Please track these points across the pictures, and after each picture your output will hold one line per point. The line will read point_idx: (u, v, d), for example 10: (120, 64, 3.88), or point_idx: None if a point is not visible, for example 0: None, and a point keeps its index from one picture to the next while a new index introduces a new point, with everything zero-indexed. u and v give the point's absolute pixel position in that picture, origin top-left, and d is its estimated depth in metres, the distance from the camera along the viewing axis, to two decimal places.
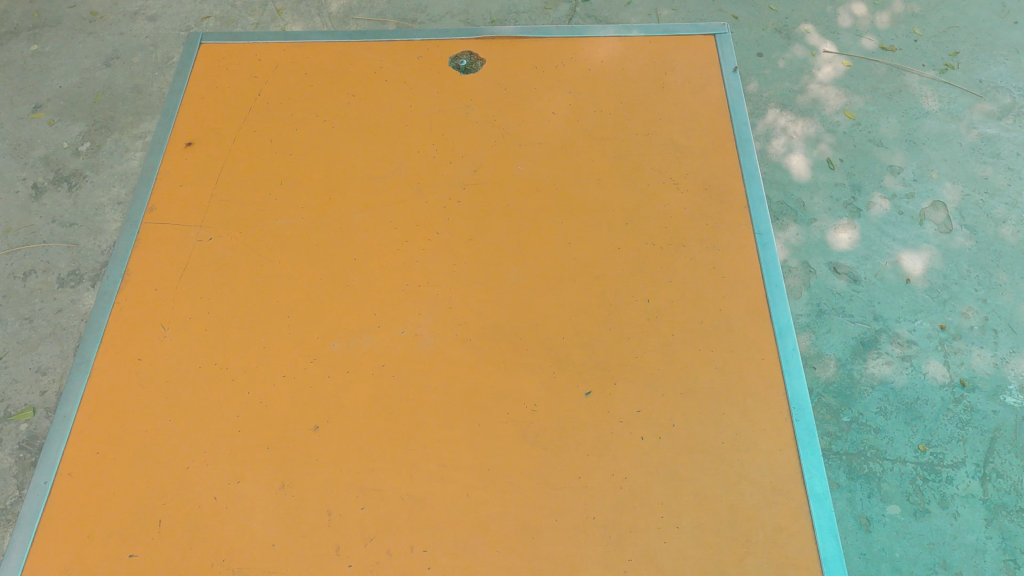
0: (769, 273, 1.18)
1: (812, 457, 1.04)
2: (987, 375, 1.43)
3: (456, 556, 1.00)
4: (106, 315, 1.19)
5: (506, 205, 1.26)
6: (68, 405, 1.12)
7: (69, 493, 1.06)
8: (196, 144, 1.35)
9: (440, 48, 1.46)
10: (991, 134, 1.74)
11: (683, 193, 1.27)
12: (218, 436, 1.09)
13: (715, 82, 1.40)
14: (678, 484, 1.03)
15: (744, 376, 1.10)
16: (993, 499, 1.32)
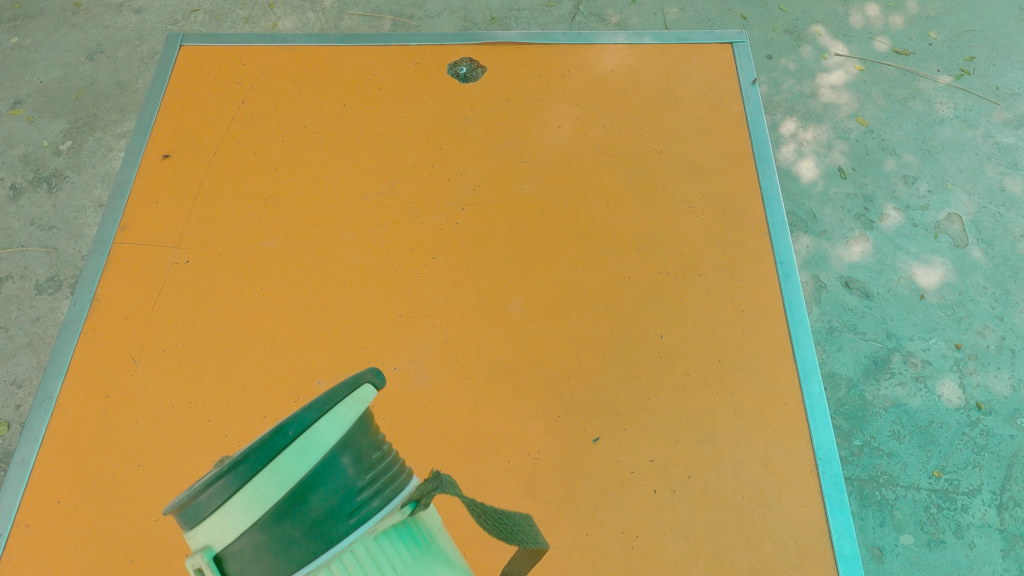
0: (792, 307, 1.09)
1: (840, 514, 0.95)
2: (1004, 399, 1.46)
3: None
4: (73, 347, 1.10)
5: (508, 226, 1.17)
6: (29, 446, 1.03)
7: (25, 547, 0.97)
8: (174, 156, 1.26)
9: (438, 53, 1.37)
10: (1008, 144, 1.76)
11: (699, 217, 1.18)
12: (192, 484, 1.00)
13: (732, 95, 1.30)
14: (694, 544, 0.94)
15: (767, 423, 1.01)
16: (1010, 529, 1.34)
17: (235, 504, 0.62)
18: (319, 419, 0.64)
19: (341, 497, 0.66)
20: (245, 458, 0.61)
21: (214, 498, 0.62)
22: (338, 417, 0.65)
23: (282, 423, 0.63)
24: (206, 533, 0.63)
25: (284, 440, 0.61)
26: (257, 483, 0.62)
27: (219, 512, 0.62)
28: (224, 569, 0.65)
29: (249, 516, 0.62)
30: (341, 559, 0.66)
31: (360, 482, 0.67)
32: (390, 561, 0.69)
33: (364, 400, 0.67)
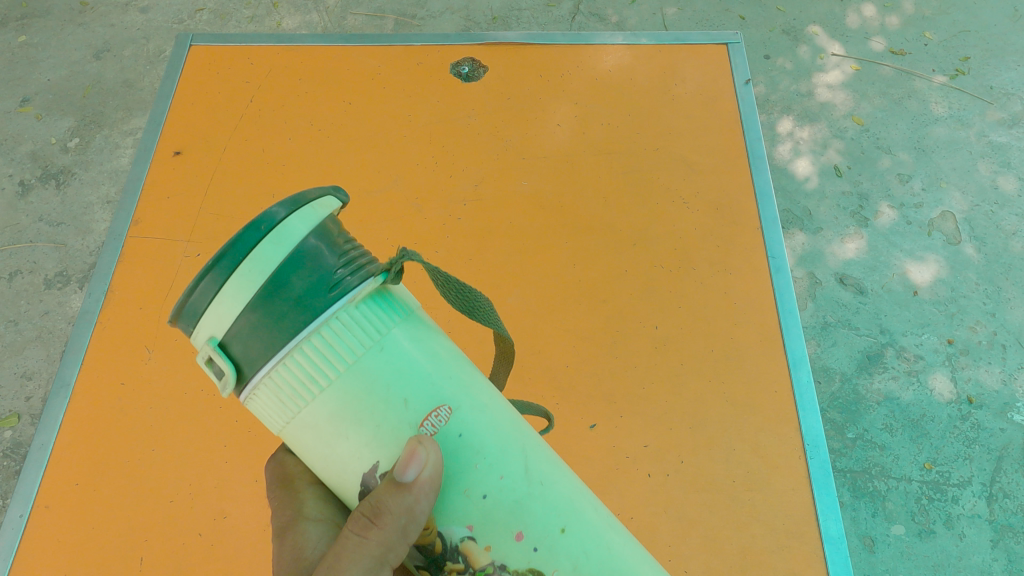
0: (782, 300, 1.13)
1: (827, 497, 1.00)
2: (995, 393, 1.50)
3: None
4: (89, 337, 1.14)
5: (509, 221, 1.21)
6: (47, 432, 1.07)
7: (44, 528, 1.01)
8: (184, 153, 1.29)
9: (441, 54, 1.40)
10: (1002, 143, 1.80)
11: (693, 212, 1.22)
12: (204, 468, 1.05)
13: (726, 94, 1.34)
14: (687, 526, 0.98)
15: (758, 411, 1.05)
16: (999, 519, 1.38)
17: (227, 295, 0.60)
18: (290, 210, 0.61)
19: (323, 275, 0.61)
20: (227, 251, 0.59)
21: (206, 291, 0.60)
22: (311, 212, 0.62)
23: (257, 218, 0.60)
24: (208, 329, 0.61)
25: (256, 233, 0.59)
26: (243, 270, 0.59)
27: (213, 308, 0.61)
28: (227, 366, 0.62)
29: (240, 300, 0.59)
30: (322, 326, 0.61)
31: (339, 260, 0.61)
32: (375, 326, 0.64)
33: (328, 208, 0.65)
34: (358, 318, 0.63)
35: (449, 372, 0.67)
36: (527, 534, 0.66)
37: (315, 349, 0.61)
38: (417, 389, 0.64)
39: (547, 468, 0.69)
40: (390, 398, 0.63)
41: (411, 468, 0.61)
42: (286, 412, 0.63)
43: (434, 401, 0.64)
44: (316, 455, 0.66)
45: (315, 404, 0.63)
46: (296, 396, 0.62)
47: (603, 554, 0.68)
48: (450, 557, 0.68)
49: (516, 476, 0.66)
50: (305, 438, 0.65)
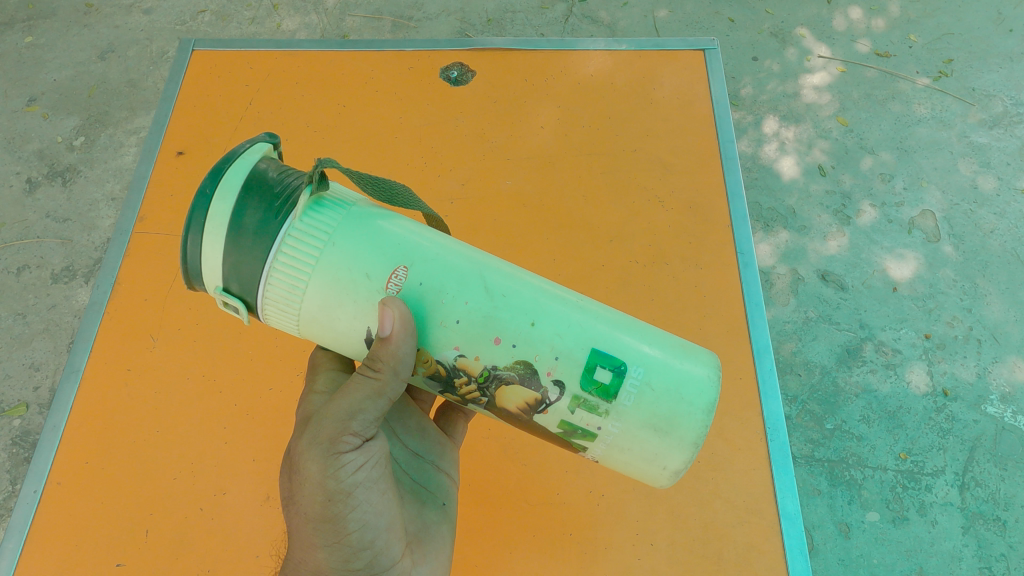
0: (750, 293, 1.21)
1: (786, 477, 1.08)
2: (970, 385, 1.57)
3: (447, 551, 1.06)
4: (97, 326, 1.21)
5: (496, 218, 1.28)
6: (59, 414, 1.14)
7: (56, 503, 1.09)
8: (187, 153, 1.37)
9: (432, 58, 1.47)
10: (982, 144, 1.86)
11: (668, 210, 1.29)
12: (206, 447, 1.12)
13: (704, 98, 1.41)
14: (655, 503, 1.07)
15: (724, 397, 1.13)
16: (971, 507, 1.45)
17: (210, 250, 0.72)
18: (226, 168, 0.72)
19: (267, 205, 0.72)
20: (194, 216, 0.71)
21: (194, 253, 0.73)
22: (243, 162, 0.73)
23: (205, 182, 0.72)
24: (210, 282, 0.74)
25: (204, 195, 0.71)
26: (211, 228, 0.71)
27: (205, 264, 0.73)
28: (234, 299, 0.75)
29: (217, 248, 0.72)
30: (283, 240, 0.72)
31: (272, 188, 0.72)
32: (327, 222, 0.74)
33: (257, 155, 0.75)
34: (311, 219, 0.73)
35: (392, 237, 0.75)
36: (502, 336, 0.74)
37: (288, 257, 0.72)
38: (373, 262, 0.74)
39: (502, 280, 0.76)
40: (356, 275, 0.73)
41: (387, 322, 0.72)
42: (288, 313, 0.75)
43: (390, 266, 0.74)
44: (327, 336, 0.78)
45: (308, 298, 0.74)
46: (290, 299, 0.74)
47: (573, 326, 0.75)
48: (454, 376, 0.77)
49: (477, 298, 0.74)
50: (313, 326, 0.77)
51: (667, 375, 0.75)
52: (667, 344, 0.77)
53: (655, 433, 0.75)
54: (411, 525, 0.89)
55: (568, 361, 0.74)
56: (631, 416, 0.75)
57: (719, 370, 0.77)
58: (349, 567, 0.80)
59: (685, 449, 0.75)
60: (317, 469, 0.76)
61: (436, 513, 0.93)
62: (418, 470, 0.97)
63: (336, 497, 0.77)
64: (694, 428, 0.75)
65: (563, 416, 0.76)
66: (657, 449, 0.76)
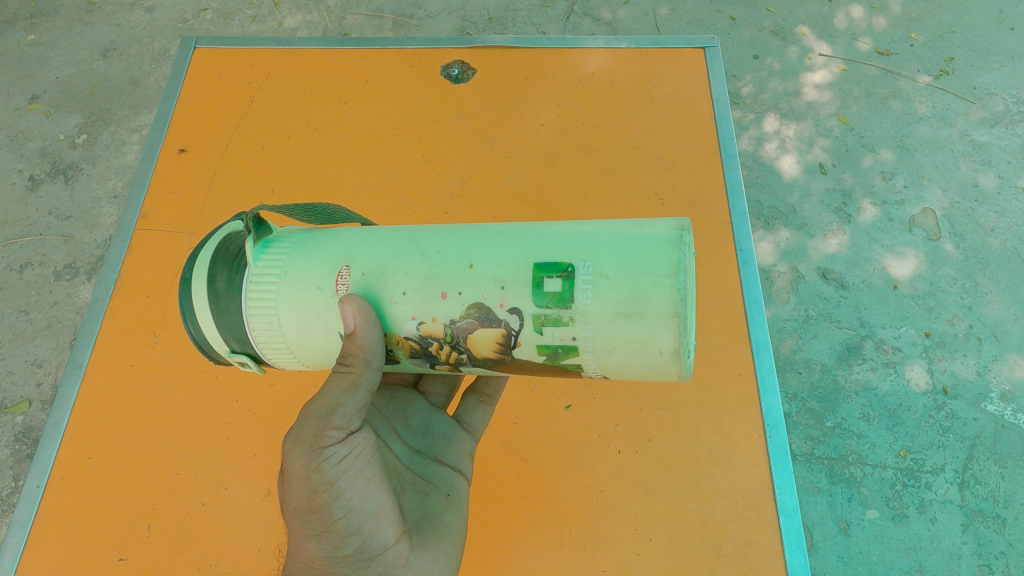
0: (749, 291, 1.21)
1: (784, 473, 1.08)
2: (969, 383, 1.58)
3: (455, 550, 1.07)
4: (99, 322, 1.22)
5: (495, 216, 1.29)
6: (61, 409, 1.15)
7: (58, 498, 1.09)
8: (188, 151, 1.37)
9: (433, 56, 1.48)
10: (983, 142, 1.86)
11: (668, 207, 1.29)
12: (207, 443, 1.13)
13: (704, 96, 1.41)
14: (654, 498, 1.07)
15: (723, 393, 1.14)
16: (971, 505, 1.45)
17: (205, 323, 0.83)
18: (195, 252, 0.85)
19: (230, 267, 0.83)
20: (183, 302, 0.83)
21: (195, 330, 0.84)
22: (206, 244, 0.85)
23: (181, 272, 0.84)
24: (218, 349, 0.84)
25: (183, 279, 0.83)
26: (198, 304, 0.82)
27: (206, 334, 0.83)
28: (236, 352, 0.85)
29: (209, 318, 0.82)
30: (246, 283, 0.82)
31: (232, 253, 0.84)
32: (278, 254, 0.84)
33: (216, 236, 0.87)
34: (265, 257, 0.83)
35: (332, 250, 0.83)
36: (447, 288, 0.77)
37: (256, 294, 0.82)
38: (321, 274, 0.81)
39: (434, 245, 0.81)
40: (309, 286, 0.81)
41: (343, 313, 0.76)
42: (279, 346, 0.84)
43: (334, 270, 0.81)
44: (317, 353, 0.85)
45: (284, 322, 0.82)
46: (271, 329, 0.82)
47: (508, 256, 0.77)
48: (427, 347, 0.80)
49: (414, 267, 0.79)
50: (302, 348, 0.84)
51: (615, 264, 0.74)
52: (612, 234, 0.76)
53: (629, 320, 0.73)
54: (412, 517, 0.89)
55: (514, 286, 0.76)
56: (596, 311, 0.73)
57: (675, 236, 0.74)
58: (342, 554, 0.79)
59: (668, 324, 0.72)
60: (299, 463, 0.78)
61: (439, 503, 0.93)
62: (421, 465, 0.97)
63: (318, 486, 0.78)
64: (664, 298, 0.72)
65: (536, 340, 0.76)
66: (637, 335, 0.73)
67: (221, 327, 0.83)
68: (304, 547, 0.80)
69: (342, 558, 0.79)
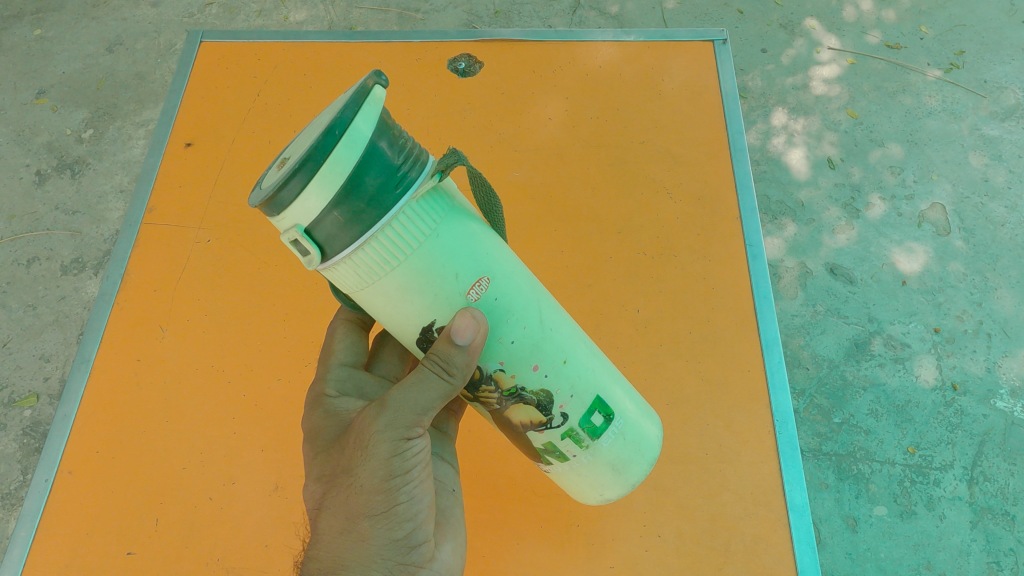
0: (759, 286, 1.20)
1: (794, 470, 1.07)
2: (979, 380, 1.56)
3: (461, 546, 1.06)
4: (107, 316, 1.22)
5: (503, 212, 1.28)
6: (70, 404, 1.15)
7: (67, 492, 1.10)
8: (196, 145, 1.37)
9: (439, 50, 1.47)
10: (993, 136, 1.85)
11: (677, 202, 1.28)
12: (215, 439, 1.13)
13: (713, 89, 1.40)
14: (662, 495, 1.07)
15: (732, 390, 1.13)
16: (980, 502, 1.44)
17: (312, 201, 0.63)
18: (357, 114, 0.63)
19: (390, 173, 0.65)
20: (309, 155, 0.60)
21: (293, 191, 0.62)
22: (374, 105, 0.64)
23: (332, 125, 0.62)
24: (291, 219, 0.64)
25: (333, 137, 0.61)
26: (324, 177, 0.62)
27: (297, 204, 0.63)
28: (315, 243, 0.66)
29: (326, 204, 0.63)
30: (395, 218, 0.67)
31: (398, 163, 0.66)
32: (436, 215, 0.70)
33: (380, 102, 0.65)
34: (422, 210, 0.69)
35: (488, 247, 0.73)
36: (542, 364, 0.77)
37: (390, 237, 0.68)
38: (467, 267, 0.72)
39: (555, 314, 0.79)
40: (445, 274, 0.71)
41: (468, 337, 0.73)
42: (361, 279, 0.70)
43: (478, 272, 0.73)
44: (381, 310, 0.74)
45: (386, 278, 0.70)
46: (369, 273, 0.69)
47: (592, 372, 0.80)
48: (483, 381, 0.80)
49: (535, 326, 0.76)
50: (377, 296, 0.73)
51: (635, 437, 0.84)
52: (638, 402, 0.86)
53: (611, 472, 0.85)
54: None
55: (579, 400, 0.79)
56: (602, 455, 0.83)
57: (661, 437, 0.89)
58: (393, 539, 0.80)
59: (622, 486, 0.87)
60: (387, 447, 0.79)
61: (444, 503, 0.93)
62: None
63: (398, 471, 0.80)
64: (637, 473, 0.87)
65: (553, 439, 0.81)
66: (603, 482, 0.86)
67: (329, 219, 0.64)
68: (354, 527, 0.80)
69: (392, 542, 0.80)
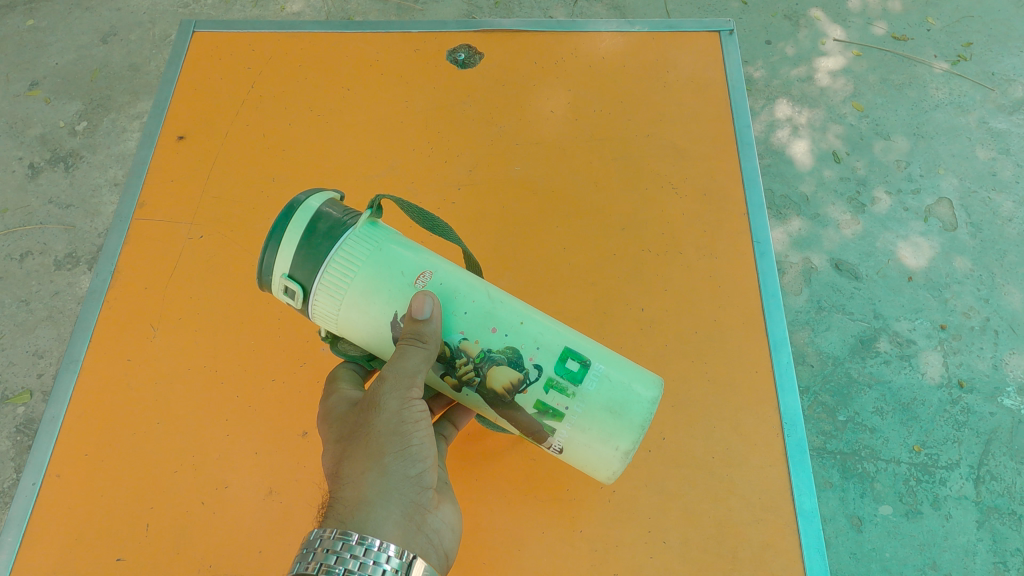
0: (766, 283, 1.18)
1: (802, 474, 1.05)
2: (986, 377, 1.53)
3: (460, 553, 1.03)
4: (97, 314, 1.19)
5: (502, 207, 1.25)
6: (58, 404, 1.12)
7: (55, 496, 1.07)
8: (188, 139, 1.34)
9: (438, 41, 1.43)
10: (1002, 130, 1.81)
11: (682, 197, 1.25)
12: (206, 440, 1.10)
13: (719, 81, 1.36)
14: (668, 499, 1.04)
15: (739, 390, 1.10)
16: (986, 501, 1.42)
17: (285, 253, 0.83)
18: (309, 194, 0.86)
19: (337, 219, 0.84)
20: (276, 226, 0.83)
21: (270, 251, 0.83)
22: (325, 191, 0.88)
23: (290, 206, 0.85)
24: (276, 275, 0.83)
25: (288, 205, 0.84)
26: (289, 234, 0.82)
27: (277, 263, 0.83)
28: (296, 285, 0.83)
29: (294, 250, 0.82)
30: (343, 242, 0.83)
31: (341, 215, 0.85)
32: (376, 236, 0.85)
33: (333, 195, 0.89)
34: (364, 232, 0.85)
35: (425, 252, 0.86)
36: (499, 325, 0.82)
37: (345, 260, 0.83)
38: (410, 263, 0.83)
39: (503, 294, 0.86)
40: (393, 272, 0.83)
41: (429, 309, 0.79)
42: (334, 296, 0.83)
43: (420, 267, 0.84)
44: (363, 328, 0.85)
45: (351, 286, 0.82)
46: (337, 290, 0.83)
47: (553, 328, 0.84)
48: (454, 356, 0.83)
49: (483, 297, 0.84)
50: (354, 309, 0.84)
51: (620, 375, 0.83)
52: (621, 358, 0.86)
53: (610, 415, 0.81)
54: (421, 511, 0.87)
55: (546, 348, 0.82)
56: (594, 398, 0.81)
57: (663, 381, 0.85)
58: (409, 478, 0.78)
59: (633, 432, 0.82)
60: (397, 399, 0.79)
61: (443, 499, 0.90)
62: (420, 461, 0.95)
63: (410, 416, 0.80)
64: (644, 414, 0.82)
65: (536, 396, 0.82)
66: (610, 432, 0.82)
67: (296, 258, 0.82)
68: (372, 465, 0.76)
69: (408, 479, 0.77)
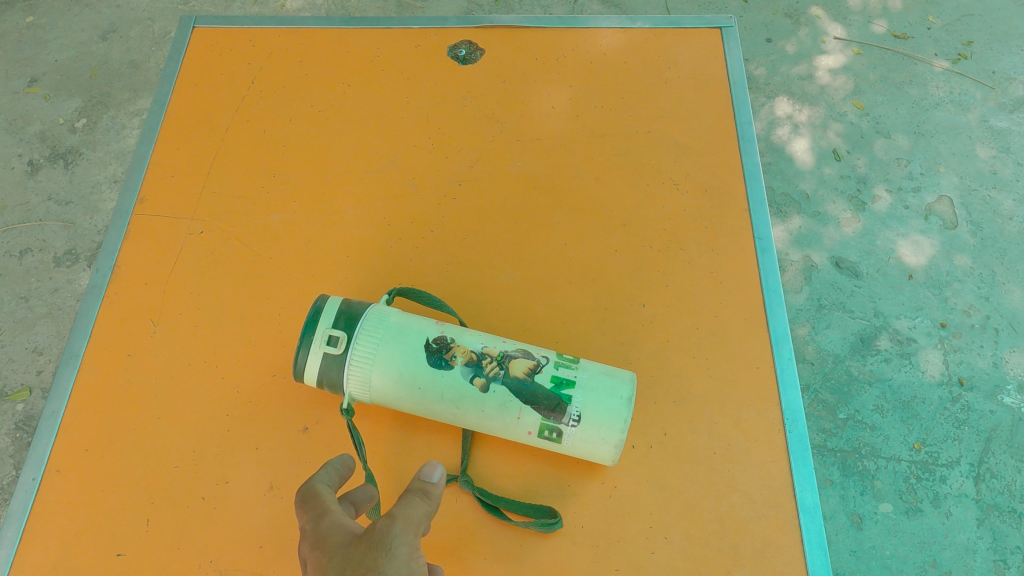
0: (768, 279, 1.17)
1: (804, 470, 1.05)
2: (986, 375, 1.53)
3: (461, 549, 1.03)
4: (97, 309, 1.19)
5: (503, 203, 1.25)
6: (58, 400, 1.12)
7: (55, 492, 1.06)
8: (188, 135, 1.33)
9: (439, 37, 1.43)
10: (1002, 128, 1.81)
11: (683, 194, 1.25)
12: (206, 435, 1.10)
13: (720, 78, 1.36)
14: (669, 494, 1.04)
15: (740, 386, 1.10)
16: (986, 499, 1.42)
17: (315, 357, 0.94)
18: (321, 305, 0.98)
19: (349, 322, 0.96)
20: (303, 336, 0.95)
21: (302, 359, 0.95)
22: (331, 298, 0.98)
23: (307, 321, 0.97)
24: (311, 379, 0.95)
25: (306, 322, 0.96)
26: (315, 340, 0.95)
27: (309, 366, 0.95)
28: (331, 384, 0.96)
29: (322, 354, 0.94)
30: (358, 346, 0.95)
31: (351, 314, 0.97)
32: (382, 330, 0.96)
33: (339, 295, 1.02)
34: (372, 330, 0.96)
35: (423, 331, 0.98)
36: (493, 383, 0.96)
37: (364, 361, 0.95)
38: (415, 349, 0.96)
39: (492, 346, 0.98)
40: (405, 362, 0.95)
41: (437, 475, 0.84)
42: (363, 386, 0.97)
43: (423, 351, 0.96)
44: (392, 403, 0.99)
45: (375, 379, 0.96)
46: (365, 382, 0.96)
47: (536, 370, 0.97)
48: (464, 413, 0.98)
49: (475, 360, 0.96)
50: (382, 394, 0.97)
51: (599, 375, 0.98)
52: (597, 367, 0.99)
53: (595, 430, 0.95)
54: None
55: (534, 393, 0.96)
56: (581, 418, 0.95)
57: (634, 377, 0.99)
58: None
59: (617, 434, 0.96)
60: (407, 542, 0.71)
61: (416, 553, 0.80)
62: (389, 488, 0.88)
63: (413, 566, 0.70)
64: (622, 415, 0.95)
65: (535, 426, 0.96)
66: (597, 440, 0.96)
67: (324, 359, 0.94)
68: None
69: None
